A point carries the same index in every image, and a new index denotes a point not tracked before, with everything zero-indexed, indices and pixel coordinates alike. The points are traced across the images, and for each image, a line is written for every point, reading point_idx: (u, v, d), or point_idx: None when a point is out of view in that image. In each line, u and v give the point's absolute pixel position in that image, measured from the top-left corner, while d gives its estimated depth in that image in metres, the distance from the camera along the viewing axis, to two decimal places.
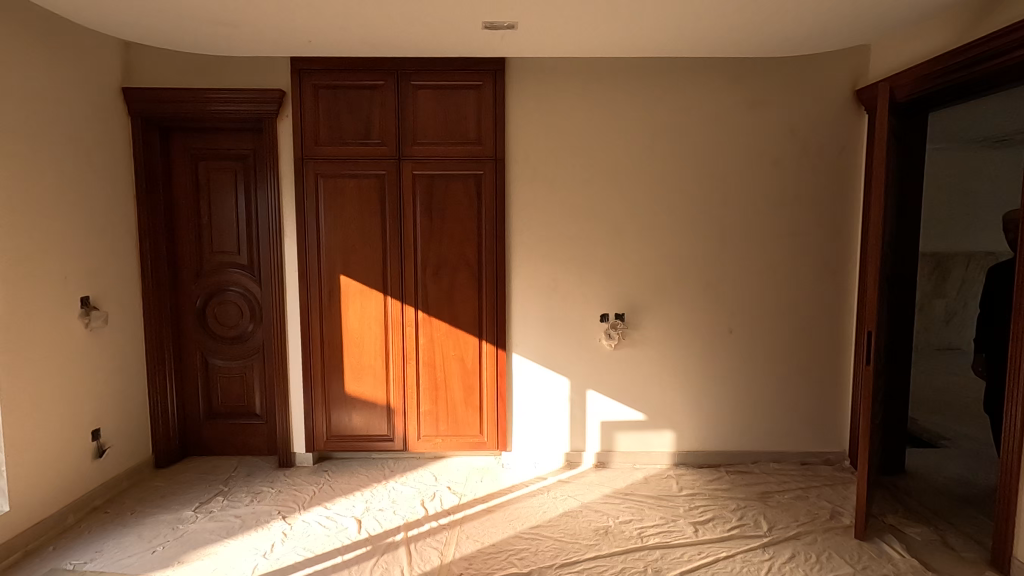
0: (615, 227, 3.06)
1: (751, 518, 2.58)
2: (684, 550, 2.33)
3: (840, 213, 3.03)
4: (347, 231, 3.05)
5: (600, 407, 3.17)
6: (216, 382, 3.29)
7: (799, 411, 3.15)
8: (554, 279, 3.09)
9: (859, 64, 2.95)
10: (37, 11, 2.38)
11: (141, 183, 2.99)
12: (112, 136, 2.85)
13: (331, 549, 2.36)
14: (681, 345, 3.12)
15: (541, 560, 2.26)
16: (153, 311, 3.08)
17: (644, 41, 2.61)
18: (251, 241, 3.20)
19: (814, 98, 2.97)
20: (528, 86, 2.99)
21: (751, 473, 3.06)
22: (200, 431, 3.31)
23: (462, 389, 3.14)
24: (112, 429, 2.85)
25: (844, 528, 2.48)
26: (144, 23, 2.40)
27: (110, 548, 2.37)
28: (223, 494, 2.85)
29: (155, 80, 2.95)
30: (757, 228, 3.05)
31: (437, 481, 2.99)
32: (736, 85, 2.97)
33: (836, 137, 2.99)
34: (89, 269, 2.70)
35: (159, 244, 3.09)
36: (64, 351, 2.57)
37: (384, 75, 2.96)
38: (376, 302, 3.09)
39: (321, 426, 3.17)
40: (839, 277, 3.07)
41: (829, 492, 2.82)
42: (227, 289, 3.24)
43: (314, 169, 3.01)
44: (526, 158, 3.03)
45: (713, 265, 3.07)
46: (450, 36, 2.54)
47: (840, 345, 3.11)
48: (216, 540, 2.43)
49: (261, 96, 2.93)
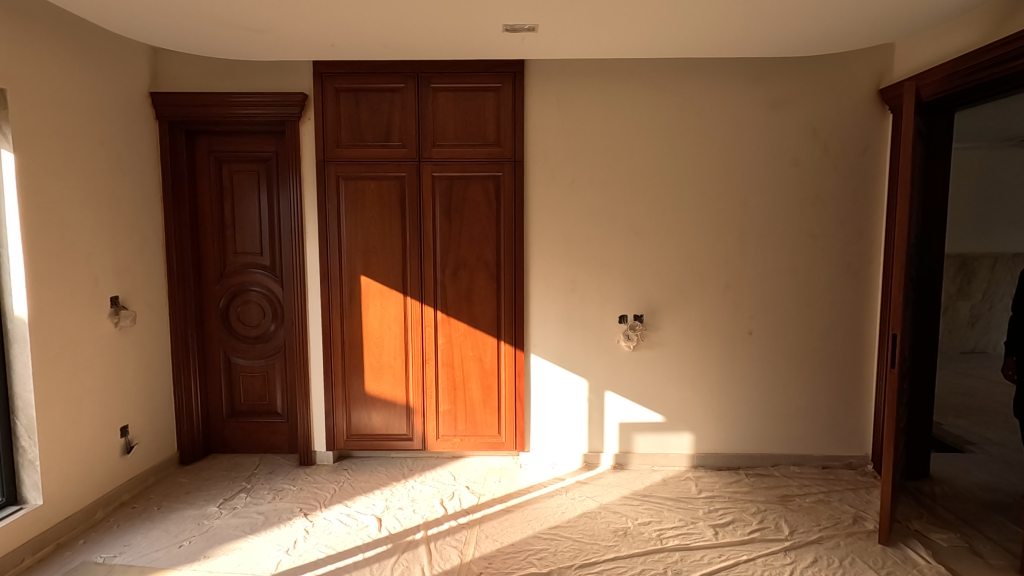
0: (634, 229, 3.06)
1: (772, 522, 2.55)
2: (704, 552, 2.32)
3: (863, 213, 2.99)
4: (368, 233, 3.09)
5: (618, 408, 3.16)
6: (238, 381, 3.35)
7: (821, 414, 3.12)
8: (573, 280, 3.10)
9: (883, 63, 2.90)
10: (67, 19, 2.46)
11: (167, 185, 3.07)
12: (140, 140, 2.92)
13: (352, 547, 2.39)
14: (699, 347, 3.11)
15: (561, 560, 2.27)
16: (178, 310, 3.15)
17: (664, 43, 2.60)
18: (274, 242, 3.25)
19: (836, 98, 2.94)
20: (546, 88, 3.00)
21: (772, 475, 3.04)
22: (223, 429, 3.36)
23: (481, 389, 3.16)
24: (140, 426, 2.92)
25: (868, 533, 2.45)
26: (174, 28, 2.46)
27: (138, 542, 2.42)
28: (246, 490, 2.90)
29: (181, 84, 3.01)
30: (777, 229, 3.02)
31: (456, 481, 3.01)
32: (757, 85, 2.95)
33: (858, 137, 2.96)
34: (118, 269, 2.76)
35: (184, 245, 3.15)
36: (95, 350, 2.63)
37: (404, 78, 3.00)
38: (395, 302, 3.12)
39: (342, 425, 3.21)
40: (862, 279, 3.03)
41: (852, 497, 2.79)
42: (249, 288, 3.28)
43: (335, 171, 3.05)
44: (544, 159, 3.04)
45: (732, 266, 3.05)
46: (470, 39, 2.56)
47: (863, 348, 3.07)
48: (240, 535, 2.47)
49: (284, 99, 2.98)
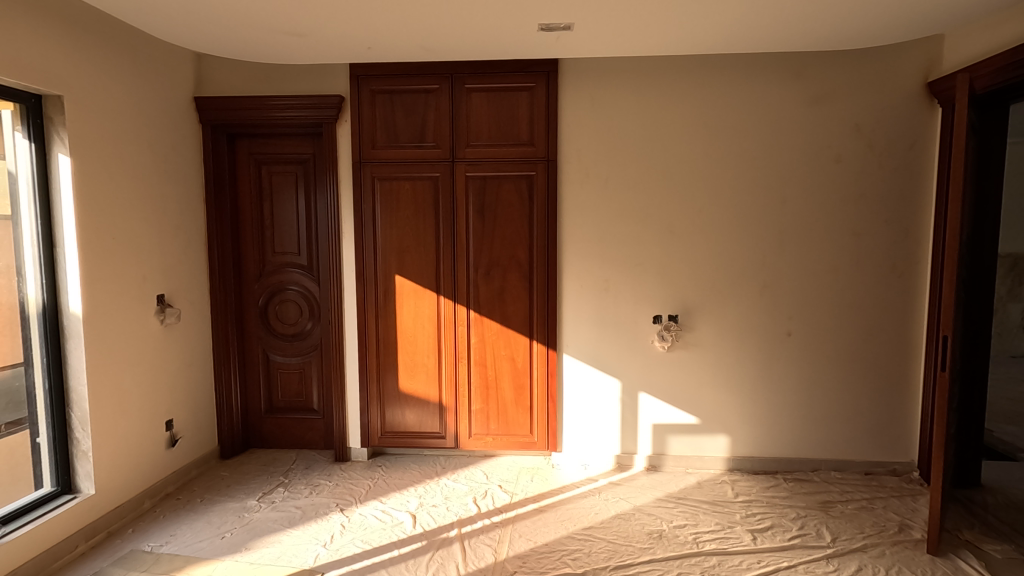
0: (668, 228, 3.02)
1: (813, 528, 2.49)
2: (743, 557, 2.28)
3: (909, 211, 2.89)
4: (402, 232, 3.13)
5: (652, 409, 3.13)
6: (276, 378, 3.42)
7: (863, 418, 3.02)
8: (606, 279, 3.08)
9: (933, 55, 2.79)
10: (116, 27, 2.55)
11: (209, 187, 3.16)
12: (184, 143, 3.02)
13: (388, 542, 2.43)
14: (736, 348, 3.05)
15: (595, 561, 2.26)
16: (219, 309, 3.24)
17: (702, 38, 2.56)
18: (311, 241, 3.31)
19: (880, 93, 2.84)
20: (579, 88, 2.99)
21: (811, 481, 2.95)
22: (261, 424, 3.44)
23: (513, 389, 3.16)
24: (184, 420, 3.02)
25: (915, 543, 2.36)
26: (218, 34, 2.53)
27: (183, 532, 2.50)
28: (284, 485, 2.96)
29: (223, 89, 3.10)
30: (818, 228, 2.95)
31: (488, 480, 3.01)
32: (796, 81, 2.88)
33: (905, 133, 2.86)
34: (165, 269, 2.87)
35: (225, 245, 3.24)
36: (143, 346, 2.73)
37: (439, 79, 3.03)
38: (429, 302, 3.15)
39: (376, 423, 3.25)
40: (909, 279, 2.92)
41: (897, 504, 2.69)
42: (288, 287, 3.35)
43: (371, 172, 3.10)
44: (577, 158, 3.03)
45: (771, 266, 2.99)
46: (504, 39, 2.57)
47: (910, 352, 2.96)
48: (279, 529, 2.53)
49: (321, 102, 3.03)
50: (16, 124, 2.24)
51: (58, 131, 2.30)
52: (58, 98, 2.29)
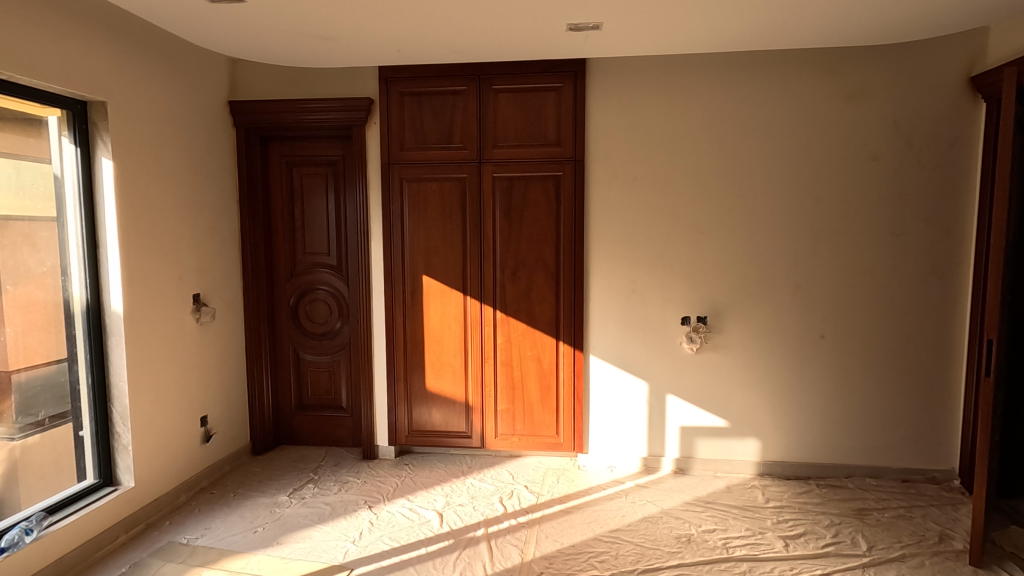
0: (698, 228, 2.98)
1: (848, 536, 2.42)
2: (775, 564, 2.24)
3: (951, 211, 2.79)
4: (430, 233, 3.15)
5: (680, 412, 3.09)
6: (306, 376, 3.48)
7: (901, 425, 2.93)
8: (634, 280, 3.05)
9: (976, 49, 2.69)
10: (155, 34, 2.63)
11: (242, 189, 3.23)
12: (219, 146, 3.10)
13: (415, 540, 2.45)
14: (766, 351, 2.99)
15: (623, 564, 2.25)
16: (252, 308, 3.31)
17: (733, 35, 2.52)
18: (341, 242, 3.36)
19: (919, 89, 2.76)
20: (607, 88, 2.97)
21: (845, 488, 2.88)
22: (292, 421, 3.51)
23: (539, 389, 3.16)
24: (217, 417, 3.09)
25: (957, 553, 2.29)
26: (251, 40, 2.59)
27: (218, 525, 2.57)
28: (314, 481, 3.01)
29: (257, 93, 3.17)
30: (854, 227, 2.87)
31: (514, 480, 3.01)
32: (831, 78, 2.81)
33: (947, 130, 2.76)
34: (200, 269, 2.94)
35: (258, 245, 3.31)
36: (180, 344, 2.81)
37: (466, 81, 3.04)
38: (456, 302, 3.17)
39: (403, 421, 3.29)
40: (949, 280, 2.83)
41: (936, 513, 2.60)
42: (317, 287, 3.41)
43: (399, 173, 3.13)
44: (605, 159, 3.01)
45: (804, 267, 2.92)
46: (532, 40, 2.57)
47: (951, 357, 2.86)
48: (309, 524, 2.57)
49: (351, 105, 3.08)
50: (63, 129, 2.33)
51: (102, 135, 2.39)
52: (102, 104, 2.38)
